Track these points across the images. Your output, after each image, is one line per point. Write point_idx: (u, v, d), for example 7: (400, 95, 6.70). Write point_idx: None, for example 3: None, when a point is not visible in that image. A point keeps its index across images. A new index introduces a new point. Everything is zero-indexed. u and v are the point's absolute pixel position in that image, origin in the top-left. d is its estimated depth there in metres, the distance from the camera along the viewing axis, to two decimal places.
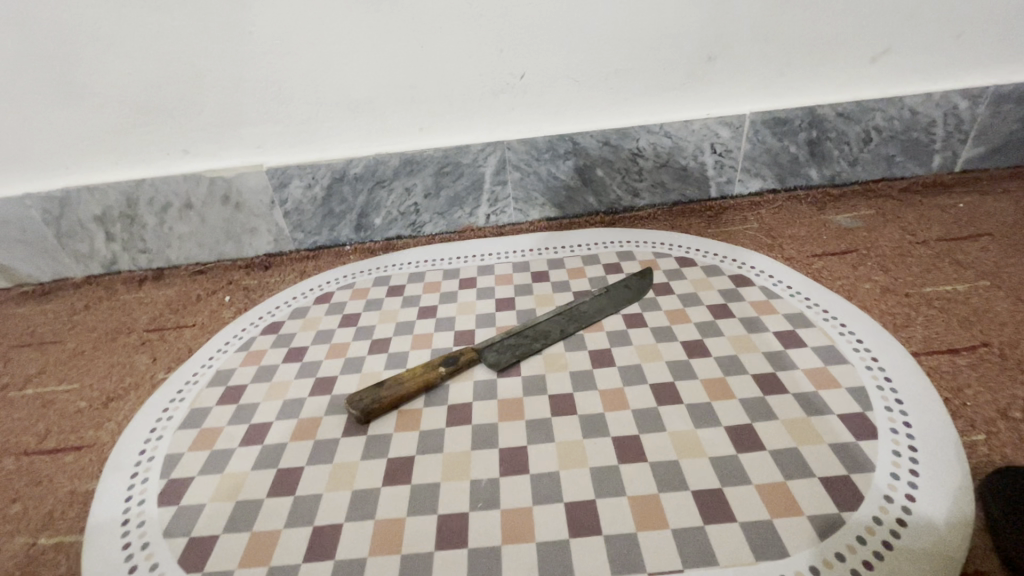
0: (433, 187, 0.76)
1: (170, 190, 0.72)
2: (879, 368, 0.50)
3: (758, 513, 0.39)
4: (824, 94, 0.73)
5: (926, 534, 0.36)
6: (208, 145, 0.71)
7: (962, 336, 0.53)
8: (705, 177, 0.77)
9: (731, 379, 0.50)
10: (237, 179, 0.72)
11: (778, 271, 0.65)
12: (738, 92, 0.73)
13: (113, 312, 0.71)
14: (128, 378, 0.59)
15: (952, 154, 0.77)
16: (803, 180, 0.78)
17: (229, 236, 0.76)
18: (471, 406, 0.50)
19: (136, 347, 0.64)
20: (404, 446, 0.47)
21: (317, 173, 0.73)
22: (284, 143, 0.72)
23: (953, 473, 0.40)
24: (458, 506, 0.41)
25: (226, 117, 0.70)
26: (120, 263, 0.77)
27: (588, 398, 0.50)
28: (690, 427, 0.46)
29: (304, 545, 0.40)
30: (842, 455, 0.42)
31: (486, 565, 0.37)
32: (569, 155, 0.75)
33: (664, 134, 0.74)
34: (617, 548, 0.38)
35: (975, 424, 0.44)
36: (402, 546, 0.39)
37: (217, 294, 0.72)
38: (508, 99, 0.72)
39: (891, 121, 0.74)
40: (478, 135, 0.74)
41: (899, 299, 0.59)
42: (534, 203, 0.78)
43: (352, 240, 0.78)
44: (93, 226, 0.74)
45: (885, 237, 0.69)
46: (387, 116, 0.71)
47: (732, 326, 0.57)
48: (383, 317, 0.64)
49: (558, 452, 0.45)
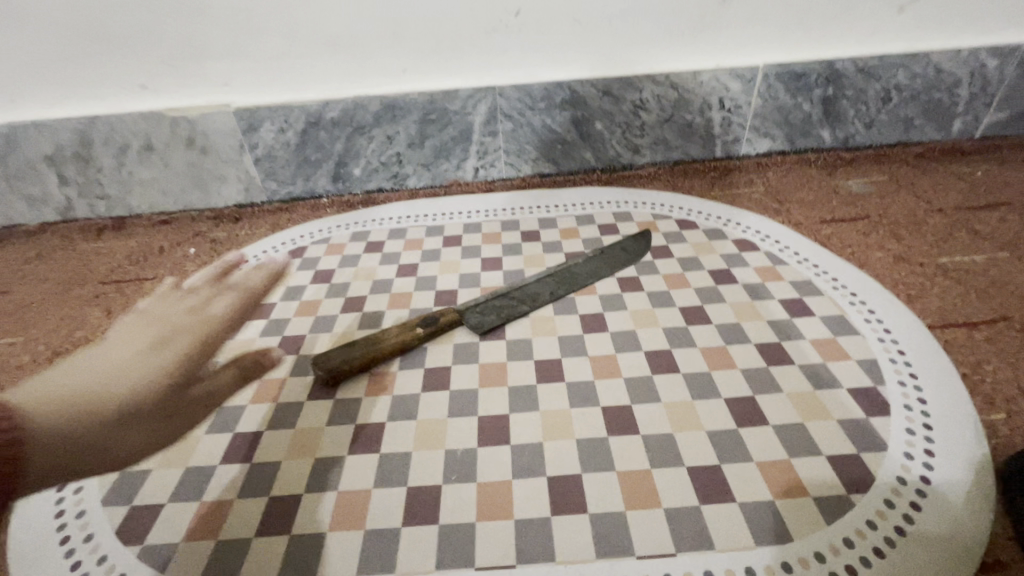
0: (417, 136, 0.70)
1: (128, 129, 0.66)
2: (892, 340, 0.46)
3: (758, 493, 0.35)
4: (845, 45, 0.68)
5: (942, 519, 0.33)
6: (170, 81, 0.65)
7: (981, 309, 0.49)
8: (710, 135, 0.72)
9: (732, 349, 0.46)
10: (202, 119, 0.66)
11: (784, 236, 0.60)
12: (753, 41, 0.67)
13: (67, 263, 0.65)
14: (78, 332, 0.54)
15: (974, 118, 0.72)
16: (815, 141, 0.73)
17: (196, 184, 0.70)
18: (450, 370, 0.46)
19: (90, 299, 0.59)
20: (374, 412, 0.42)
21: (290, 116, 0.67)
22: (253, 81, 0.66)
23: (971, 455, 0.37)
24: (431, 478, 0.37)
25: (189, 50, 0.63)
26: (76, 210, 0.71)
27: (577, 365, 0.46)
28: (687, 399, 0.42)
29: (258, 517, 0.36)
30: (850, 432, 0.39)
31: (458, 544, 0.34)
32: (566, 106, 0.69)
33: (669, 85, 0.68)
34: (605, 527, 0.34)
35: (995, 403, 0.41)
36: (366, 521, 0.35)
37: (182, 246, 0.66)
38: (502, 39, 0.65)
39: (913, 80, 0.69)
40: (468, 79, 0.68)
41: (913, 268, 0.55)
42: (526, 158, 0.72)
43: (329, 192, 0.72)
44: (44, 167, 0.67)
45: (899, 204, 0.65)
46: (368, 54, 0.65)
47: (735, 293, 0.53)
48: (359, 274, 0.59)
49: (542, 422, 0.41)
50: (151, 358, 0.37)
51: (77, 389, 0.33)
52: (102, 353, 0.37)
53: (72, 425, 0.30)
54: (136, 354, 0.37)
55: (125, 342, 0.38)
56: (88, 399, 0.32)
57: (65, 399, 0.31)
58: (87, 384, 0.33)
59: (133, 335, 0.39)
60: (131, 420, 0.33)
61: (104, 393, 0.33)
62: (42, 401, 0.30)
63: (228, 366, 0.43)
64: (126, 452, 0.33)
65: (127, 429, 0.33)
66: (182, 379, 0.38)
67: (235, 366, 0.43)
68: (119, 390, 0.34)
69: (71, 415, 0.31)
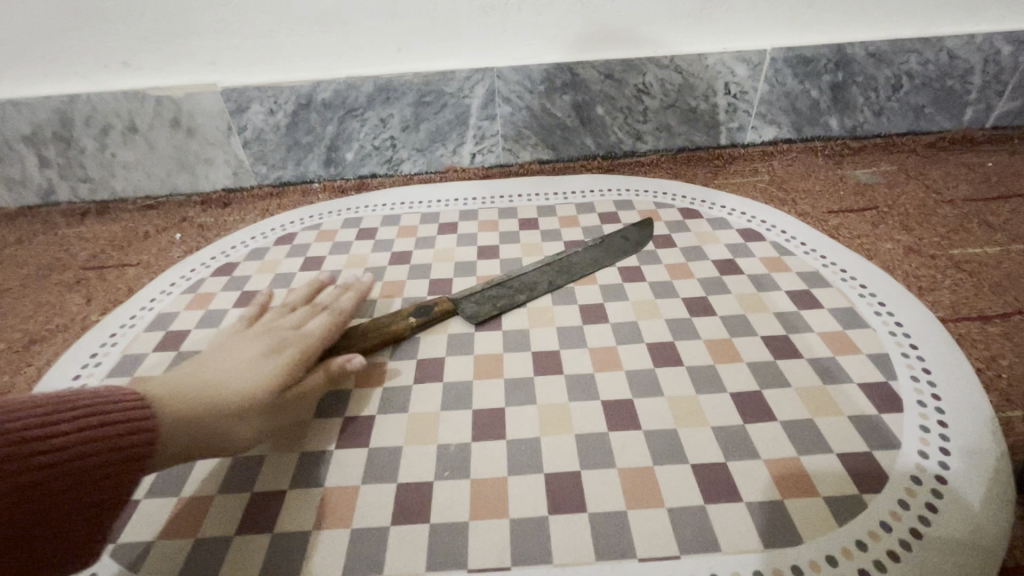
0: (412, 119, 0.67)
1: (111, 109, 0.63)
2: (904, 334, 0.44)
3: (766, 492, 0.34)
4: (855, 29, 0.66)
5: (959, 520, 0.32)
6: (153, 59, 0.62)
7: (995, 302, 0.48)
8: (715, 121, 0.70)
9: (737, 341, 0.44)
10: (187, 99, 0.63)
11: (791, 226, 0.58)
12: (760, 23, 0.65)
13: (47, 247, 0.63)
14: (56, 319, 0.52)
15: (986, 108, 0.70)
16: (822, 130, 0.71)
17: (182, 167, 0.68)
18: (443, 361, 0.44)
19: (70, 285, 0.57)
20: (363, 405, 0.41)
21: (280, 97, 0.64)
22: (241, 59, 0.63)
23: (988, 454, 0.35)
24: (422, 475, 0.36)
25: (173, 26, 0.60)
26: (58, 193, 0.68)
27: (576, 357, 0.44)
28: (691, 392, 0.40)
29: (240, 514, 0.34)
30: (862, 429, 0.37)
31: (449, 545, 0.32)
32: (566, 89, 0.66)
33: (674, 69, 0.66)
34: (605, 528, 0.32)
35: (1011, 400, 0.39)
36: (353, 519, 0.33)
37: (168, 231, 0.64)
38: (500, 18, 0.63)
39: (925, 66, 0.67)
40: (465, 60, 0.65)
41: (924, 260, 0.53)
42: (525, 143, 0.70)
43: (320, 177, 0.70)
44: (23, 148, 0.65)
45: (909, 194, 0.63)
46: (361, 33, 0.62)
47: (741, 283, 0.51)
48: (351, 261, 0.57)
49: (539, 416, 0.39)
50: (264, 361, 0.38)
51: (206, 378, 0.35)
52: (229, 350, 0.38)
53: (192, 412, 0.33)
54: (253, 359, 0.38)
55: (254, 344, 0.39)
56: (211, 389, 0.34)
57: (194, 386, 0.34)
58: (213, 374, 0.36)
59: (256, 340, 0.40)
60: (242, 415, 0.34)
61: (224, 387, 0.35)
62: (178, 386, 0.34)
63: (318, 368, 0.39)
64: (235, 445, 0.34)
65: (238, 422, 0.34)
66: (284, 382, 0.37)
67: (323, 370, 0.39)
68: (235, 386, 0.35)
69: (195, 402, 0.33)
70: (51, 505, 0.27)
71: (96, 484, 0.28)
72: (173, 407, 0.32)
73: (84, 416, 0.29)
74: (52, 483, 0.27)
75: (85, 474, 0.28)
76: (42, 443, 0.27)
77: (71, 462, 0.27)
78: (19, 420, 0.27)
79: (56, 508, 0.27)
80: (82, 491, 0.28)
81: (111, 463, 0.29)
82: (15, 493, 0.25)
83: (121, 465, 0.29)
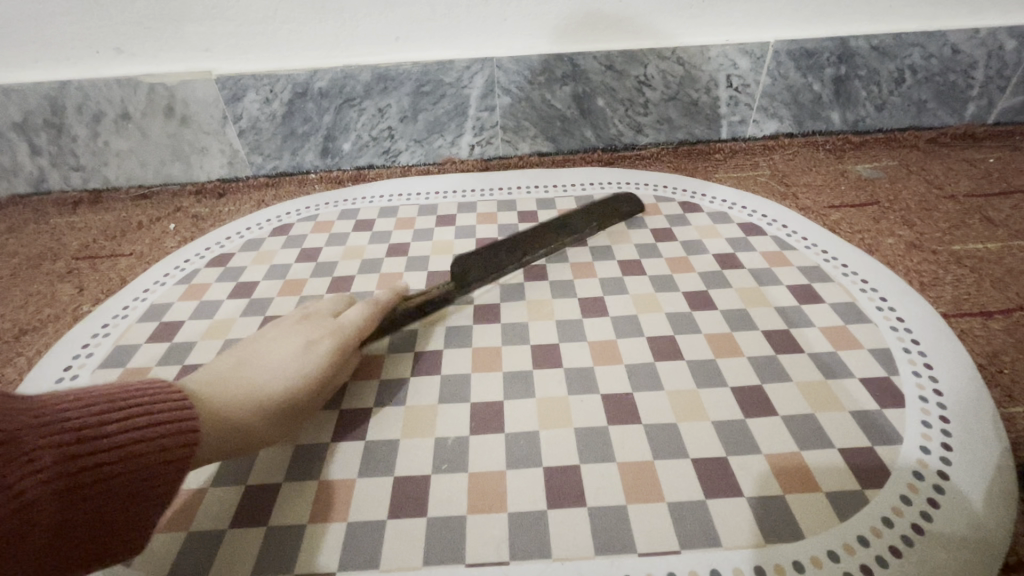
0: (410, 109, 0.66)
1: (104, 96, 0.62)
2: (905, 329, 0.44)
3: (767, 488, 0.33)
4: (858, 22, 0.65)
5: (962, 517, 0.31)
6: (147, 45, 0.61)
7: (996, 298, 0.47)
8: (716, 115, 0.69)
9: (738, 335, 0.44)
10: (182, 87, 0.62)
11: (791, 220, 0.58)
12: (763, 15, 0.64)
13: (39, 237, 0.62)
14: (48, 309, 0.51)
15: (988, 103, 0.69)
16: (823, 124, 0.70)
17: (176, 155, 0.66)
18: (441, 355, 0.43)
19: (62, 275, 0.56)
20: (359, 397, 0.40)
21: (276, 86, 0.63)
22: (237, 47, 0.62)
23: (989, 450, 0.35)
24: (419, 468, 0.35)
25: (166, 11, 0.59)
26: (49, 182, 0.67)
27: (575, 350, 0.43)
28: (691, 387, 0.40)
29: (233, 508, 0.33)
30: (863, 424, 0.37)
31: (447, 538, 0.31)
32: (567, 80, 0.66)
33: (676, 60, 0.65)
34: (605, 523, 0.32)
35: (1013, 396, 0.39)
36: (349, 513, 0.33)
37: (162, 221, 0.63)
38: (500, 6, 0.62)
39: (928, 60, 0.66)
40: (464, 50, 0.64)
41: (925, 255, 0.53)
42: (524, 135, 0.69)
43: (317, 168, 0.69)
44: (13, 135, 0.63)
45: (910, 189, 0.62)
46: (358, 20, 0.61)
47: (741, 277, 0.50)
48: (347, 253, 0.56)
49: (538, 410, 0.39)
50: (305, 356, 0.37)
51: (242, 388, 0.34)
52: (272, 344, 0.38)
53: (241, 422, 0.33)
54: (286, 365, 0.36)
55: (287, 344, 0.38)
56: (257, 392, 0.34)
57: (245, 389, 0.34)
58: (260, 374, 0.36)
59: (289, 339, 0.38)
60: (290, 416, 0.35)
61: (265, 396, 0.34)
62: (218, 398, 0.33)
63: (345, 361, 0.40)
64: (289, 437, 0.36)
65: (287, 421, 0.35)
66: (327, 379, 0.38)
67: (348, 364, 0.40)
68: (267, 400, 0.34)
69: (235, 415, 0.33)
70: (97, 508, 0.26)
71: (143, 487, 0.27)
72: (223, 411, 0.33)
73: (131, 417, 0.28)
74: (99, 485, 0.26)
75: (133, 477, 0.27)
76: (91, 444, 0.26)
77: (119, 463, 0.27)
78: (74, 418, 0.26)
79: (103, 511, 0.26)
80: (128, 495, 0.27)
81: (157, 466, 0.28)
82: (63, 496, 0.25)
83: (167, 470, 0.28)
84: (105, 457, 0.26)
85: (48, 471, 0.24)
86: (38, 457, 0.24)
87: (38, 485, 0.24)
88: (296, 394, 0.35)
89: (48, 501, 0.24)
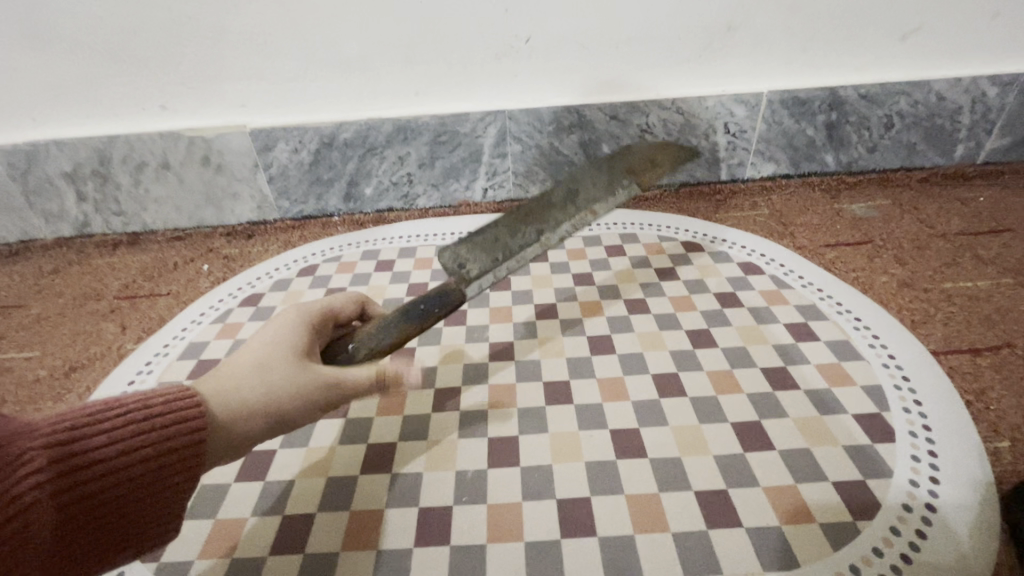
0: (427, 157, 0.71)
1: (147, 148, 0.67)
2: (896, 366, 0.47)
3: (766, 518, 0.36)
4: (846, 73, 0.69)
5: (948, 547, 0.34)
6: (188, 102, 0.66)
7: (985, 335, 0.50)
8: (716, 158, 0.73)
9: (738, 373, 0.47)
10: (218, 139, 0.67)
11: (789, 259, 0.61)
12: (757, 68, 0.68)
13: (83, 277, 0.66)
14: (93, 346, 0.55)
15: (976, 145, 0.73)
16: (818, 166, 0.74)
17: (209, 200, 0.71)
18: (460, 391, 0.47)
19: (105, 314, 0.60)
20: (385, 432, 0.43)
21: (305, 137, 0.68)
22: (269, 103, 0.67)
23: (976, 484, 0.37)
24: (441, 499, 0.38)
25: (207, 73, 0.65)
26: (92, 225, 0.72)
27: (585, 387, 0.46)
28: (694, 422, 0.43)
29: (273, 535, 0.36)
30: (856, 458, 0.39)
31: (469, 565, 0.34)
32: (574, 129, 0.70)
33: (676, 110, 0.69)
34: (613, 551, 0.35)
35: (999, 430, 0.41)
36: (379, 541, 0.36)
37: (196, 262, 0.68)
38: (511, 64, 0.67)
39: (915, 107, 0.70)
40: (478, 103, 0.69)
41: (917, 293, 0.55)
42: (535, 179, 0.73)
43: (340, 211, 0.74)
44: (62, 183, 0.69)
45: (902, 228, 0.66)
46: (381, 78, 0.67)
47: (741, 316, 0.53)
48: (370, 292, 0.60)
49: (551, 445, 0.42)
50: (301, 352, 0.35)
51: (237, 381, 0.34)
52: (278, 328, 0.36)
53: (234, 420, 0.33)
54: (281, 359, 0.35)
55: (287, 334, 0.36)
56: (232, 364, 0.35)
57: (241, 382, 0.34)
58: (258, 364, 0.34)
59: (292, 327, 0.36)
60: (268, 393, 0.33)
61: (259, 393, 0.33)
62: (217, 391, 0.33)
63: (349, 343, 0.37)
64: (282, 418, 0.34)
65: (260, 390, 0.33)
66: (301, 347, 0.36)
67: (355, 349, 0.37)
68: (259, 398, 0.33)
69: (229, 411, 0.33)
70: (98, 504, 0.28)
71: (141, 481, 0.30)
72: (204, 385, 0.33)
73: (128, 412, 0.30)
74: (99, 483, 0.28)
75: (130, 474, 0.29)
76: (87, 442, 0.28)
77: (117, 460, 0.29)
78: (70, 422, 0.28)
79: (105, 508, 0.28)
80: (127, 490, 0.29)
81: (156, 461, 0.30)
82: (60, 498, 0.27)
83: (168, 460, 0.30)
84: (103, 454, 0.28)
85: (46, 474, 0.27)
86: (35, 459, 0.26)
87: (35, 488, 0.26)
88: (270, 371, 0.34)
89: (48, 504, 0.26)
